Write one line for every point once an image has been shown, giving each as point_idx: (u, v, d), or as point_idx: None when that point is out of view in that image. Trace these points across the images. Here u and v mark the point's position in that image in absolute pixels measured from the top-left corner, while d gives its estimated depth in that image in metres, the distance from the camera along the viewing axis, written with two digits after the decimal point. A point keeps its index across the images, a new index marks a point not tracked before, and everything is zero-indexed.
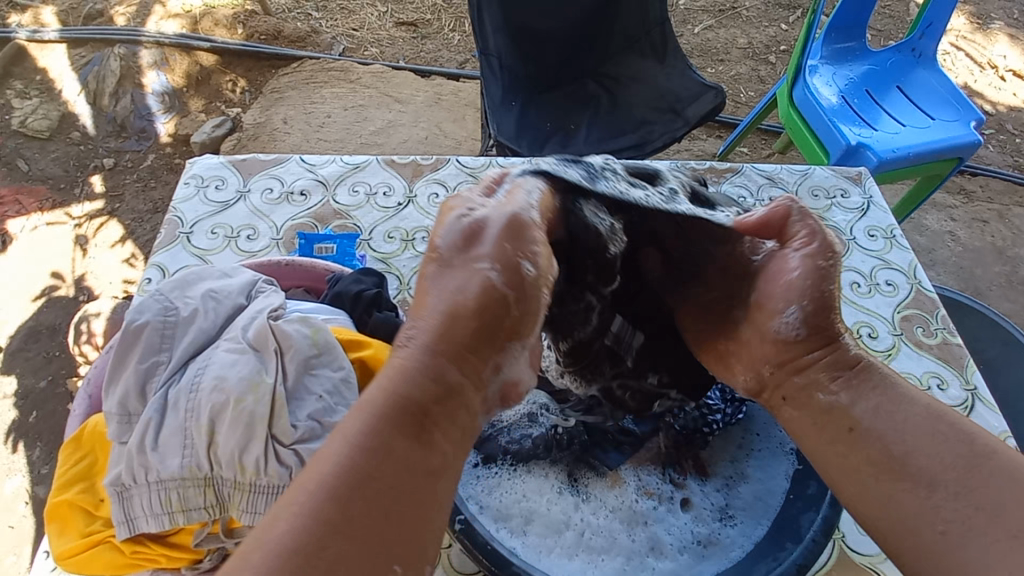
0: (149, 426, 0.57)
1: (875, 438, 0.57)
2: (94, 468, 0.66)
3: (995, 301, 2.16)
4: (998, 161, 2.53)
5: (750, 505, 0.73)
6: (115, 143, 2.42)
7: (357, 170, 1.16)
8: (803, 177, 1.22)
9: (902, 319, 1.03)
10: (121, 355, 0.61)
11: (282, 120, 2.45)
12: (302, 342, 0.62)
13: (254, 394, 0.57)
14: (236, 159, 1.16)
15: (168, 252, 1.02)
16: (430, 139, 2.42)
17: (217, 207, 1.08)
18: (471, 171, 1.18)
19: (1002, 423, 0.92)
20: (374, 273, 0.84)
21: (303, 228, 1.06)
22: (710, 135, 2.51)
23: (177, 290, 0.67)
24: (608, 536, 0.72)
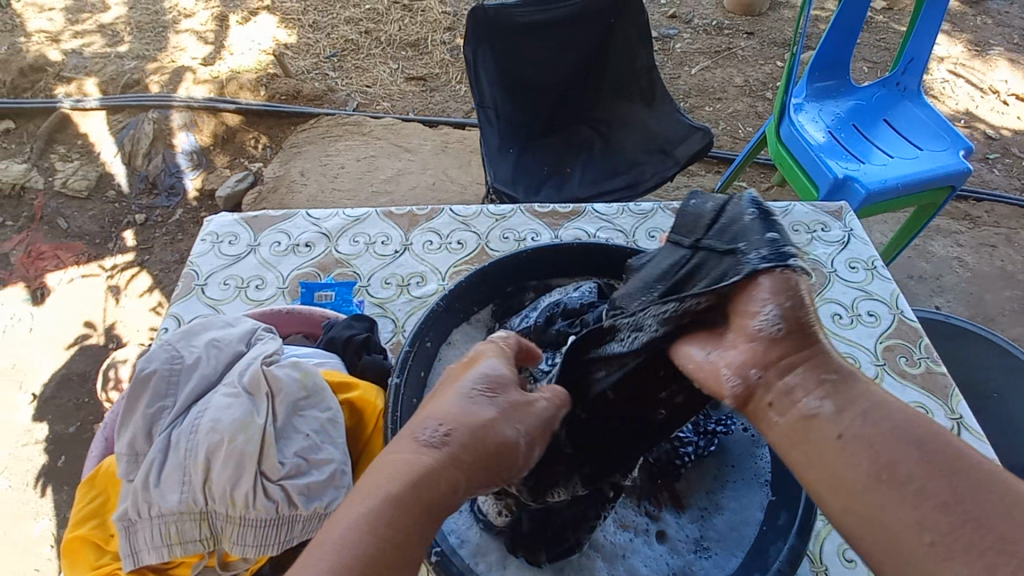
0: (153, 464, 0.63)
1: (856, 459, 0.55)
2: (106, 505, 0.72)
3: (1010, 326, 2.12)
4: (1004, 185, 2.53)
5: (724, 537, 0.75)
6: (147, 200, 2.60)
7: (358, 221, 1.25)
8: (783, 213, 1.27)
9: (885, 349, 1.05)
10: (131, 400, 0.68)
11: (299, 172, 2.61)
12: (291, 385, 0.68)
13: (245, 434, 0.63)
14: (249, 215, 1.26)
15: (184, 303, 1.11)
16: (437, 185, 2.54)
17: (229, 260, 1.18)
18: (464, 219, 1.26)
19: (989, 451, 0.92)
20: (366, 317, 0.90)
21: (307, 277, 1.15)
22: (708, 171, 2.58)
23: (184, 340, 0.74)
24: (586, 569, 0.74)
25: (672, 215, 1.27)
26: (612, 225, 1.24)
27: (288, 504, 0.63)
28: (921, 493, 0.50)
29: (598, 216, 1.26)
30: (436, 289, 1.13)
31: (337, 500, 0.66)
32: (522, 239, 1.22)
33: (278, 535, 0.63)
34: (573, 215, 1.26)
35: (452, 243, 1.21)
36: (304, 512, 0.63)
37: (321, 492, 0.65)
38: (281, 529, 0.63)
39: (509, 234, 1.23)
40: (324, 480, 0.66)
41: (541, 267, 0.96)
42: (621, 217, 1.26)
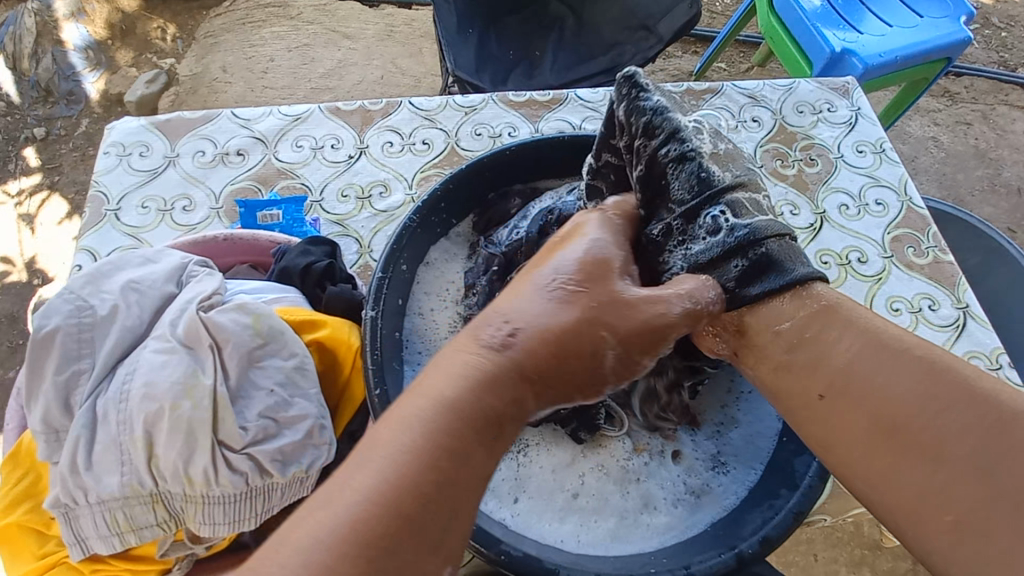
0: (79, 442, 0.51)
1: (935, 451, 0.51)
2: (38, 485, 0.60)
3: (978, 206, 2.13)
4: (984, 58, 2.42)
5: (743, 451, 0.70)
6: (44, 110, 2.18)
7: (298, 121, 1.04)
8: (787, 92, 1.13)
9: (893, 240, 0.98)
10: (36, 365, 0.54)
11: (222, 68, 2.23)
12: (240, 333, 0.55)
13: (191, 399, 0.51)
14: (159, 119, 1.03)
15: (97, 234, 0.92)
16: (386, 79, 2.23)
17: (145, 177, 0.97)
18: (427, 114, 1.06)
19: (994, 339, 0.90)
20: (325, 241, 0.75)
21: (244, 193, 0.96)
22: (686, 51, 2.32)
23: (91, 284, 0.58)
24: (601, 495, 0.69)
25: (666, 99, 1.11)
26: (599, 114, 1.08)
27: (259, 473, 0.53)
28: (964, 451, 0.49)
29: (582, 103, 1.09)
30: (403, 201, 0.97)
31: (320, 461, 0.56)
32: (497, 134, 1.05)
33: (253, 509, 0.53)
34: (554, 103, 1.08)
35: (417, 143, 1.03)
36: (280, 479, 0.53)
37: (300, 454, 0.55)
38: (255, 501, 0.53)
39: (482, 129, 1.05)
40: (300, 439, 0.55)
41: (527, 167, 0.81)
42: (609, 103, 1.09)
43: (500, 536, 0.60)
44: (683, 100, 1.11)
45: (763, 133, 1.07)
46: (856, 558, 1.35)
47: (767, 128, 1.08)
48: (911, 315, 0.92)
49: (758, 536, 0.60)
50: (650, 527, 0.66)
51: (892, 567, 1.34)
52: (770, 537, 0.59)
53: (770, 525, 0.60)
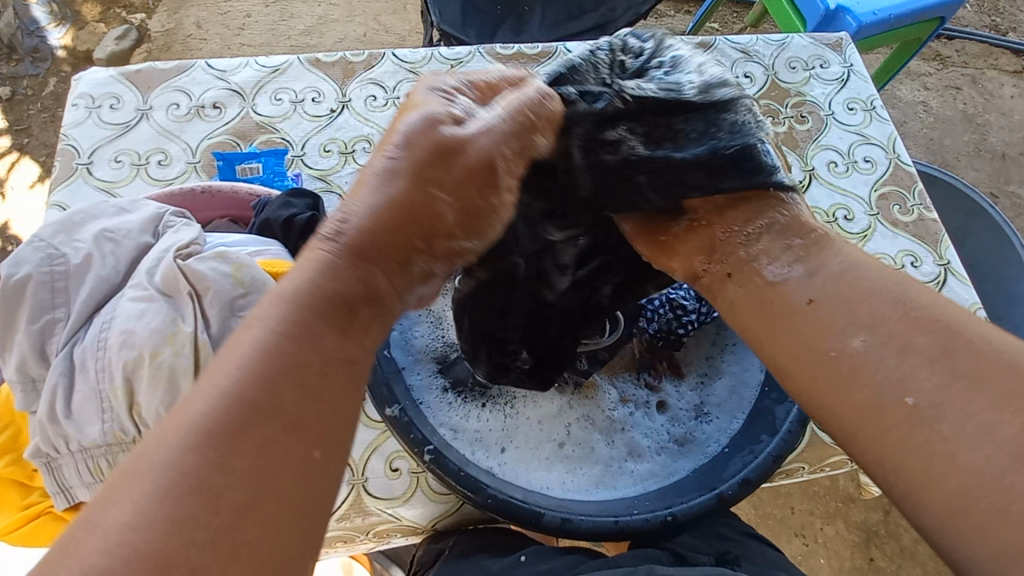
0: (57, 391, 0.50)
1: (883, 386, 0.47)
2: (19, 438, 0.59)
3: (963, 171, 2.14)
4: (975, 21, 2.39)
5: (726, 400, 0.72)
6: (8, 68, 2.08)
7: (277, 73, 1.00)
8: (780, 48, 1.11)
9: (879, 198, 0.99)
10: (7, 314, 0.52)
11: (195, 24, 2.13)
12: (221, 282, 0.54)
13: (172, 346, 0.50)
14: (130, 70, 0.98)
15: (69, 189, 0.88)
16: (369, 36, 2.14)
17: (117, 130, 0.93)
18: (411, 66, 1.03)
19: (972, 295, 0.92)
20: (307, 194, 0.74)
21: (222, 148, 0.93)
22: (678, 11, 2.25)
23: (62, 233, 0.56)
24: (587, 444, 0.70)
25: None
26: None
27: None
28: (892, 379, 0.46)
29: None
30: None
31: None
32: None
33: None
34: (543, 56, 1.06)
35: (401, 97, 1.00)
36: None
37: None
38: None
39: None
40: None
41: None
42: None
43: (489, 482, 0.61)
44: None
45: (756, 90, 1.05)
46: (831, 511, 1.40)
47: (759, 84, 1.07)
48: None
49: (739, 478, 0.62)
50: (634, 474, 0.67)
51: (865, 519, 1.39)
52: (751, 478, 0.62)
53: (750, 467, 0.63)
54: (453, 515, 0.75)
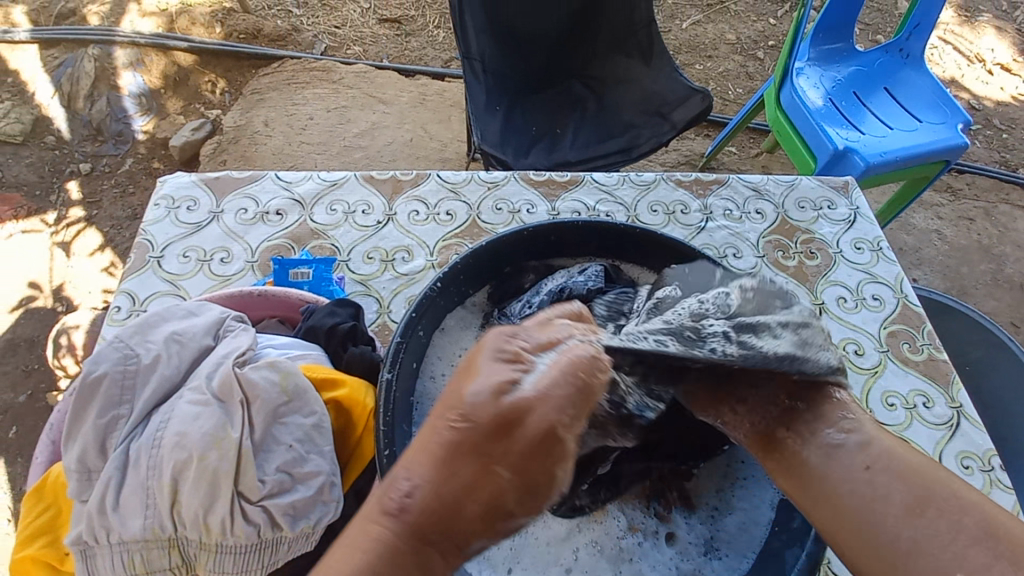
0: (109, 485, 0.55)
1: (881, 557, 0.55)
2: (58, 520, 0.64)
3: (982, 300, 2.17)
4: (985, 157, 2.52)
5: (735, 537, 0.72)
6: (92, 147, 2.35)
7: (335, 187, 1.13)
8: (790, 188, 1.21)
9: (888, 335, 1.02)
10: (79, 408, 0.59)
11: (263, 122, 2.39)
12: (269, 390, 0.60)
13: (218, 450, 0.55)
14: (209, 176, 1.12)
15: (138, 278, 0.99)
16: (415, 142, 2.37)
17: (189, 228, 1.05)
18: (453, 186, 1.15)
19: (986, 441, 0.92)
20: (350, 304, 0.81)
21: (279, 250, 1.04)
22: (699, 135, 2.42)
23: (138, 335, 0.64)
24: (593, 573, 0.70)
25: (675, 187, 1.19)
26: (612, 197, 1.16)
27: (271, 526, 0.56)
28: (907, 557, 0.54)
29: (597, 186, 1.17)
30: (424, 266, 1.04)
31: (327, 517, 0.59)
32: (516, 210, 1.13)
33: (260, 560, 0.57)
34: (571, 184, 1.17)
35: (441, 214, 1.11)
36: (289, 534, 0.57)
37: (309, 510, 0.58)
38: (265, 553, 0.57)
39: (502, 204, 1.13)
40: (311, 495, 0.58)
41: (542, 246, 0.87)
42: (622, 188, 1.18)
43: None
44: (691, 188, 1.19)
45: (765, 226, 1.13)
46: None
47: (769, 221, 1.15)
48: (906, 411, 0.94)
49: None
50: None
51: None
52: None
53: None
54: None
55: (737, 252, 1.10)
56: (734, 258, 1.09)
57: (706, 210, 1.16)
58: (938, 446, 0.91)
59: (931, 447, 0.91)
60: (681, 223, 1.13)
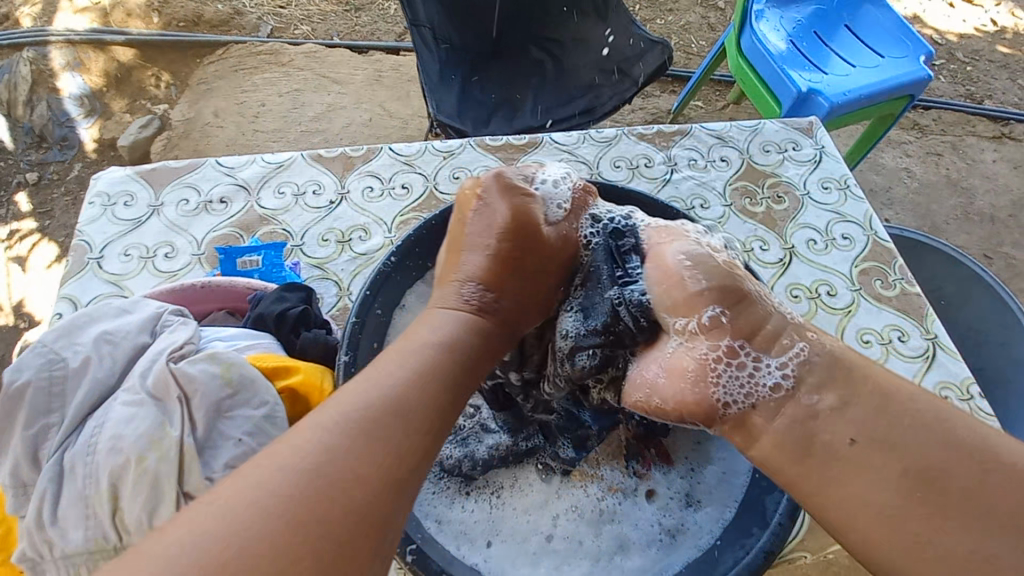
0: (45, 498, 0.51)
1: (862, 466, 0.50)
2: (4, 542, 0.60)
3: (952, 234, 2.19)
4: (949, 92, 2.51)
5: (716, 488, 0.70)
6: (36, 155, 2.23)
7: (281, 169, 1.07)
8: (753, 133, 1.18)
9: (860, 273, 1.01)
10: (6, 420, 0.55)
11: (213, 113, 2.28)
12: (211, 383, 0.56)
13: (157, 451, 0.52)
14: (145, 169, 1.06)
15: (78, 282, 0.93)
16: (374, 121, 2.29)
17: (129, 225, 0.99)
18: (406, 159, 1.10)
19: (963, 369, 0.92)
20: (301, 287, 0.78)
21: (226, 240, 0.98)
22: (664, 91, 2.37)
23: (64, 337, 0.59)
24: (576, 538, 0.68)
25: (637, 140, 1.15)
26: (573, 156, 1.12)
27: None
28: (957, 498, 0.47)
29: (557, 146, 1.13)
30: (382, 244, 1.00)
31: None
32: (475, 177, 1.08)
33: None
34: (530, 146, 1.13)
35: (396, 187, 1.06)
36: None
37: None
38: None
39: (460, 172, 1.09)
40: None
41: None
42: (583, 146, 1.14)
43: None
44: (654, 141, 1.15)
45: (731, 173, 1.10)
46: None
47: (735, 168, 1.12)
48: (881, 347, 0.93)
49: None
50: (625, 570, 0.65)
51: None
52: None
53: (741, 565, 0.60)
54: None
55: (704, 202, 1.08)
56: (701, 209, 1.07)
57: (670, 162, 1.12)
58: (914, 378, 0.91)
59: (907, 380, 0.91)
60: (646, 177, 1.10)
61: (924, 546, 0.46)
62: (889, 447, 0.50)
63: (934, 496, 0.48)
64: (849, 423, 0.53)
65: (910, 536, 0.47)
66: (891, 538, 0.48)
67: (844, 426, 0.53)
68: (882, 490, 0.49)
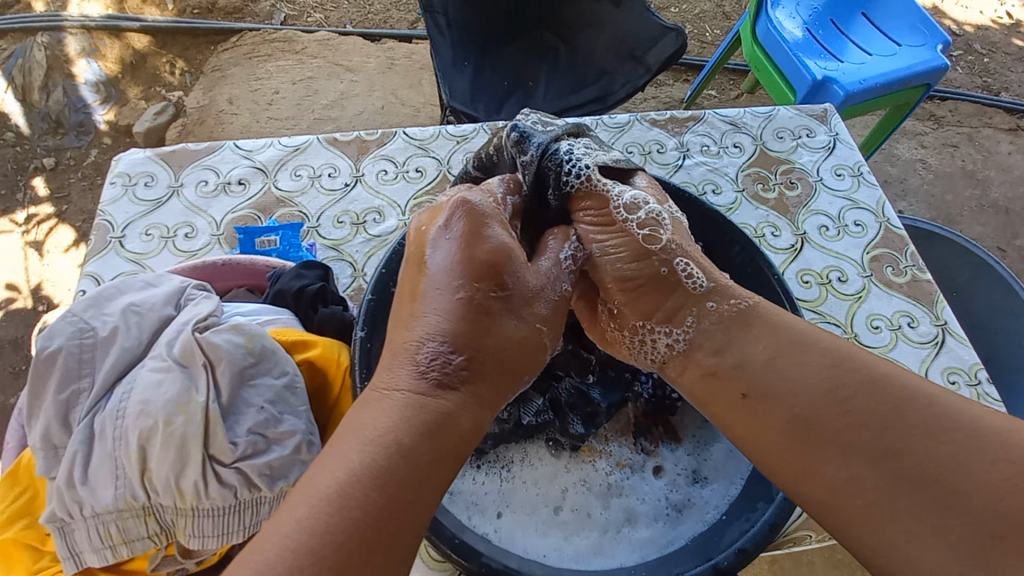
0: (77, 458, 0.54)
1: (763, 410, 0.59)
2: (35, 503, 0.62)
3: (967, 226, 2.16)
4: (967, 83, 2.47)
5: (722, 465, 0.72)
6: (54, 141, 2.26)
7: (298, 152, 1.08)
8: (767, 119, 1.17)
9: (871, 259, 1.01)
10: (38, 385, 0.57)
11: (227, 100, 2.30)
12: (234, 352, 0.58)
13: (184, 416, 0.54)
14: (164, 150, 1.08)
15: (101, 260, 0.95)
16: (386, 109, 2.30)
17: (149, 205, 1.01)
18: (420, 143, 1.11)
19: (972, 355, 0.92)
20: (318, 266, 0.79)
21: (244, 221, 1.00)
22: (677, 80, 2.36)
23: (93, 307, 0.61)
24: (585, 510, 0.70)
25: (650, 126, 1.15)
26: None
27: (248, 487, 0.55)
28: (847, 427, 0.54)
29: None
30: (397, 226, 1.01)
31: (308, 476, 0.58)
32: None
33: (241, 522, 0.56)
34: None
35: (410, 171, 1.07)
36: (268, 493, 0.56)
37: (287, 470, 0.57)
38: (244, 514, 0.56)
39: (473, 156, 1.10)
40: (288, 455, 0.57)
41: None
42: (595, 131, 1.14)
43: (484, 550, 0.59)
44: (666, 127, 1.15)
45: (744, 159, 1.11)
46: None
47: (748, 154, 1.12)
48: (891, 332, 0.94)
49: (734, 548, 0.59)
50: (633, 542, 0.67)
51: None
52: (745, 547, 0.59)
53: (746, 537, 0.60)
54: None
55: (716, 188, 1.08)
56: (713, 194, 1.07)
57: (683, 148, 1.13)
58: (924, 363, 0.91)
59: (915, 366, 0.91)
60: (658, 163, 1.10)
61: (833, 483, 0.53)
62: (772, 395, 0.59)
63: (822, 428, 0.55)
64: (739, 378, 0.61)
65: (820, 479, 0.54)
66: (812, 485, 0.54)
67: (734, 382, 0.61)
68: (769, 433, 0.58)
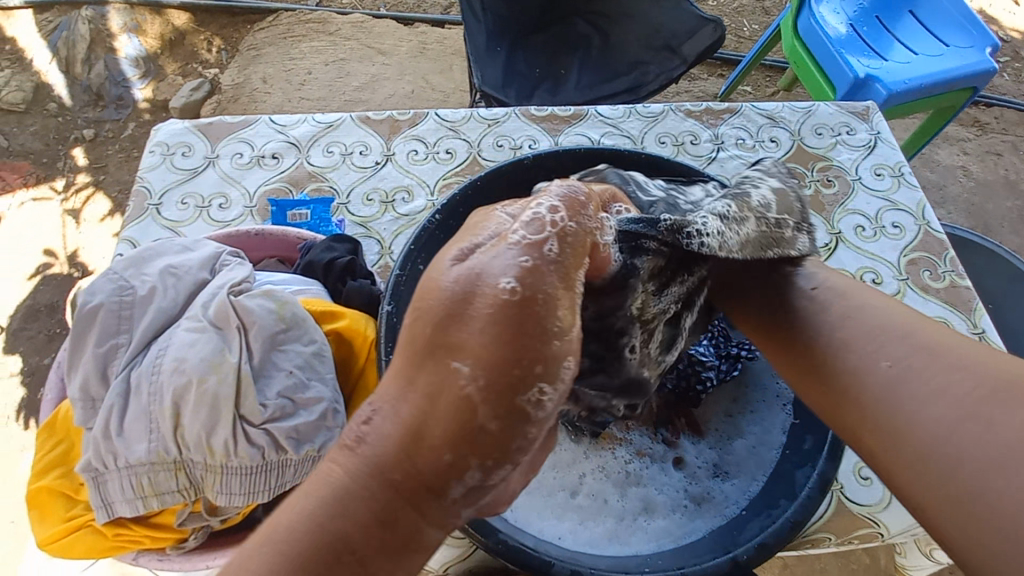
0: (113, 410, 0.56)
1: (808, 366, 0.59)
2: (70, 453, 0.64)
3: (1007, 237, 2.09)
4: (1015, 89, 2.38)
5: (743, 461, 0.71)
6: (93, 113, 2.31)
7: (331, 129, 1.09)
8: (806, 115, 1.14)
9: (908, 263, 0.98)
10: (79, 339, 0.59)
11: (261, 79, 2.33)
12: (267, 317, 0.59)
13: (217, 374, 0.55)
14: (202, 122, 1.10)
15: (138, 226, 0.98)
16: (416, 93, 2.31)
17: (186, 175, 1.03)
18: (452, 125, 1.11)
19: None
20: (347, 240, 0.80)
21: (277, 194, 1.02)
22: (711, 74, 2.31)
23: (134, 267, 0.63)
24: (602, 496, 0.70)
25: (685, 117, 1.13)
26: (618, 130, 1.11)
27: (274, 449, 0.57)
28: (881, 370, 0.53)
29: (602, 119, 1.12)
30: (425, 206, 1.02)
31: (332, 442, 0.59)
32: (518, 146, 1.09)
33: (266, 482, 0.57)
34: (575, 118, 1.12)
35: (441, 152, 1.08)
36: (294, 456, 0.57)
37: (313, 435, 0.58)
38: (270, 475, 0.57)
39: (504, 141, 1.09)
40: (314, 420, 0.58)
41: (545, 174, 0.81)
42: (628, 120, 1.12)
43: (500, 527, 0.60)
44: (701, 118, 1.13)
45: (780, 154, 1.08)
46: None
47: (784, 149, 1.10)
48: None
49: (755, 542, 0.59)
50: (649, 531, 0.67)
51: None
52: (767, 543, 0.59)
53: (766, 532, 0.60)
54: (465, 561, 0.75)
55: None
56: None
57: (717, 140, 1.10)
58: None
59: None
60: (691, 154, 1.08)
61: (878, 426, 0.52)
62: (805, 349, 0.60)
63: (858, 378, 0.55)
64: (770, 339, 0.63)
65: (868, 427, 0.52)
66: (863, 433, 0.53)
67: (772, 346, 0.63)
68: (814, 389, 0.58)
